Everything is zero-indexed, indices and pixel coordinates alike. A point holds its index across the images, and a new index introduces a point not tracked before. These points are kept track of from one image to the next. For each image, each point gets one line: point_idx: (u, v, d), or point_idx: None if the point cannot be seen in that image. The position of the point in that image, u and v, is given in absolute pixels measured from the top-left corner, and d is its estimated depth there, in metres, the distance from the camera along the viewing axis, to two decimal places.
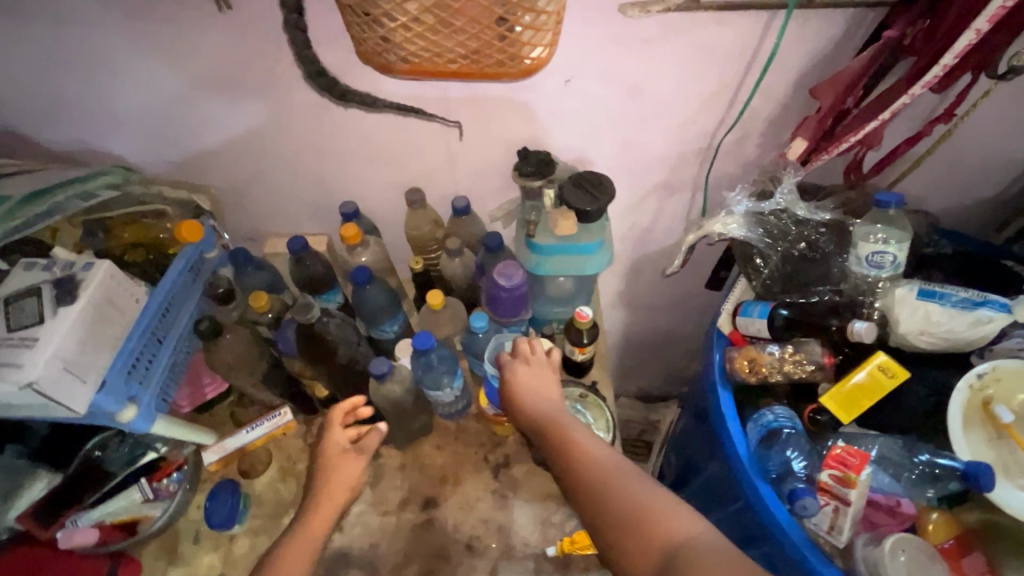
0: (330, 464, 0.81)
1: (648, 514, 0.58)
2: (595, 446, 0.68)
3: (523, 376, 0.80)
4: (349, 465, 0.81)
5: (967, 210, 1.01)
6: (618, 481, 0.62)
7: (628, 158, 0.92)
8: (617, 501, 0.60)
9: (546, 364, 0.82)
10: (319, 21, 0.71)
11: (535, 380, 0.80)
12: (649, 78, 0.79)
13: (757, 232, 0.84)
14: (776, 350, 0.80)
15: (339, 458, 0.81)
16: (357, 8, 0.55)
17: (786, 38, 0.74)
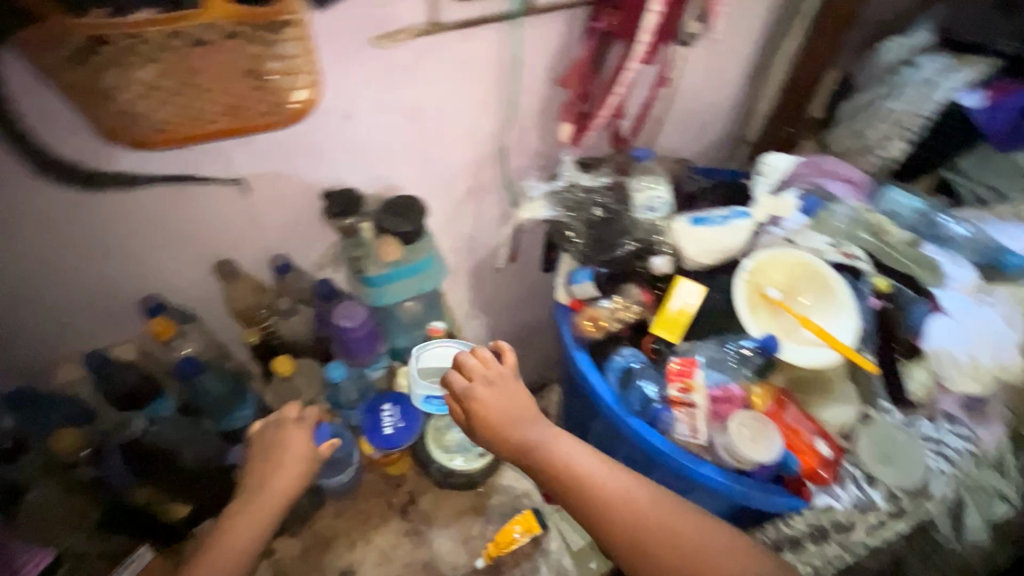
0: (277, 476, 0.77)
1: (670, 525, 0.70)
2: (597, 468, 0.74)
3: (489, 405, 0.78)
4: (294, 483, 0.77)
5: (708, 147, 1.26)
6: (636, 501, 0.71)
7: (431, 176, 0.97)
8: (648, 523, 0.70)
9: (506, 376, 0.80)
10: (38, 111, 0.63)
11: (506, 401, 0.79)
12: (423, 101, 0.85)
13: (560, 209, 0.95)
14: (607, 303, 0.93)
15: (289, 468, 0.78)
16: (84, 87, 0.53)
17: (525, 43, 0.84)
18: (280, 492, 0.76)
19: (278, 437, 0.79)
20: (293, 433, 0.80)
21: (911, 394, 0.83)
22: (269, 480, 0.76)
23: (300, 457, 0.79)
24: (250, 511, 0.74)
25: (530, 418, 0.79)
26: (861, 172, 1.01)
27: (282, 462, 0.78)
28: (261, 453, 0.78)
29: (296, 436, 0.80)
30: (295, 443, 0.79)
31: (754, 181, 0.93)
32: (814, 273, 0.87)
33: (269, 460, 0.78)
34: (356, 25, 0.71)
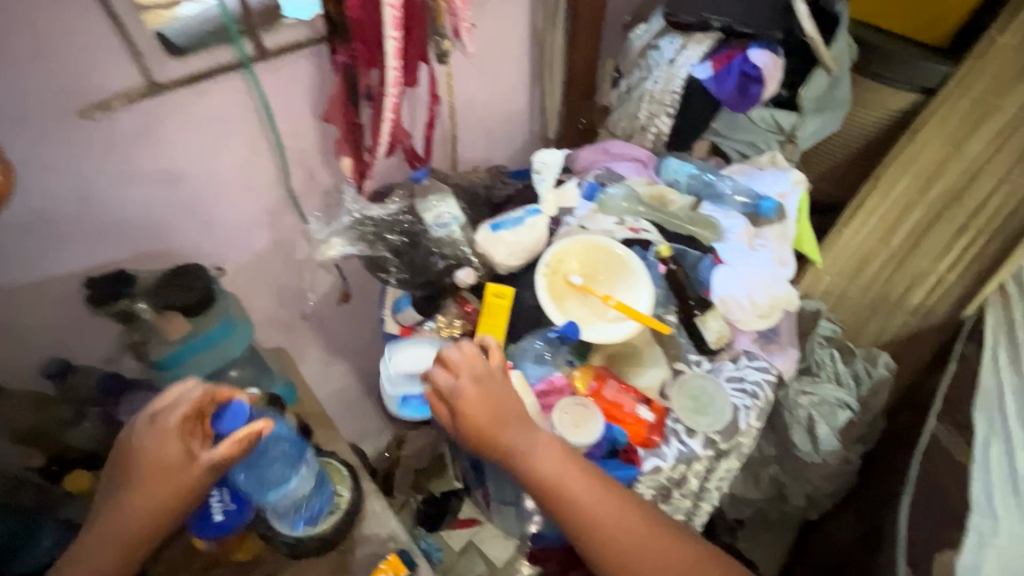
0: (144, 504, 0.67)
1: (630, 528, 0.72)
2: (574, 473, 0.73)
3: (473, 407, 0.75)
4: (170, 508, 0.67)
5: (516, 150, 1.31)
6: (604, 507, 0.73)
7: (219, 235, 0.92)
8: (608, 526, 0.72)
9: (493, 375, 0.78)
10: None
11: (497, 403, 0.76)
12: (175, 163, 0.80)
13: (361, 244, 0.92)
14: (431, 324, 0.93)
15: (160, 492, 0.67)
16: None
17: (269, 86, 0.82)
18: (145, 520, 0.67)
19: (149, 451, 0.67)
20: (170, 448, 0.67)
21: (713, 343, 0.91)
22: (139, 505, 0.67)
23: (174, 470, 0.67)
24: (119, 536, 0.67)
25: (517, 422, 0.76)
26: (646, 151, 1.10)
27: (152, 485, 0.67)
28: (130, 462, 0.67)
29: (171, 450, 0.67)
30: (169, 460, 0.67)
31: (536, 178, 0.96)
32: (608, 252, 0.92)
33: (137, 483, 0.67)
34: (52, 96, 0.66)
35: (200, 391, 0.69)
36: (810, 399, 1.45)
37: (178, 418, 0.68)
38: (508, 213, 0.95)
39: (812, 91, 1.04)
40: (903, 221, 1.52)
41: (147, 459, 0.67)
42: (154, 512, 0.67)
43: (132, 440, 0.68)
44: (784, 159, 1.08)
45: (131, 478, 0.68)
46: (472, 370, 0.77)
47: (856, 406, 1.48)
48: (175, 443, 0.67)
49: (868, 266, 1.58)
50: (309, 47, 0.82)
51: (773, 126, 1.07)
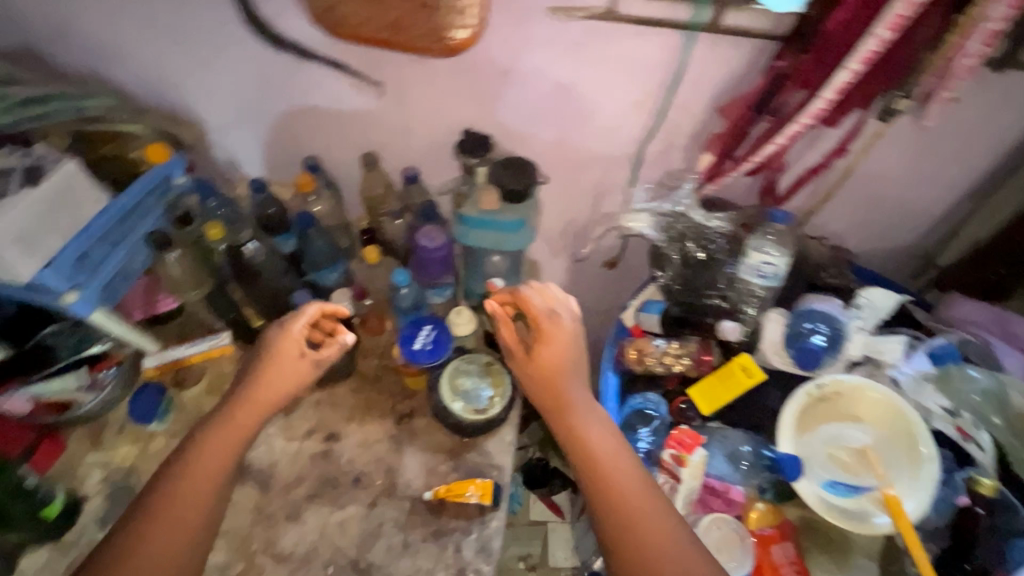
0: (263, 395, 0.80)
1: (647, 522, 0.67)
2: (606, 449, 0.72)
3: (554, 333, 0.75)
4: (254, 411, 0.79)
5: (881, 253, 1.07)
6: (633, 495, 0.69)
7: (562, 153, 1.00)
8: (628, 515, 0.68)
9: (567, 335, 0.75)
10: None
11: (559, 356, 0.75)
12: (575, 80, 0.88)
13: (662, 234, 0.89)
14: (662, 344, 0.88)
15: (281, 376, 0.80)
16: None
17: (697, 58, 0.82)
18: (269, 403, 0.79)
19: (274, 356, 0.81)
20: (289, 362, 0.81)
21: None
22: (258, 397, 0.79)
23: (286, 359, 0.81)
24: (197, 446, 0.76)
25: (576, 380, 0.76)
26: None
27: (275, 378, 0.80)
28: (260, 356, 0.82)
29: (288, 364, 0.81)
30: (294, 367, 0.81)
31: (852, 311, 0.82)
32: (903, 427, 0.73)
33: (263, 371, 0.80)
34: None
35: (310, 312, 0.83)
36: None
37: (297, 334, 0.82)
38: (820, 325, 0.80)
39: None
40: None
41: (273, 359, 0.81)
42: (273, 398, 0.80)
43: (266, 336, 0.82)
44: None
45: (247, 389, 0.80)
46: (552, 297, 0.77)
47: None
48: (296, 358, 0.81)
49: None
50: (759, 40, 0.78)
51: None
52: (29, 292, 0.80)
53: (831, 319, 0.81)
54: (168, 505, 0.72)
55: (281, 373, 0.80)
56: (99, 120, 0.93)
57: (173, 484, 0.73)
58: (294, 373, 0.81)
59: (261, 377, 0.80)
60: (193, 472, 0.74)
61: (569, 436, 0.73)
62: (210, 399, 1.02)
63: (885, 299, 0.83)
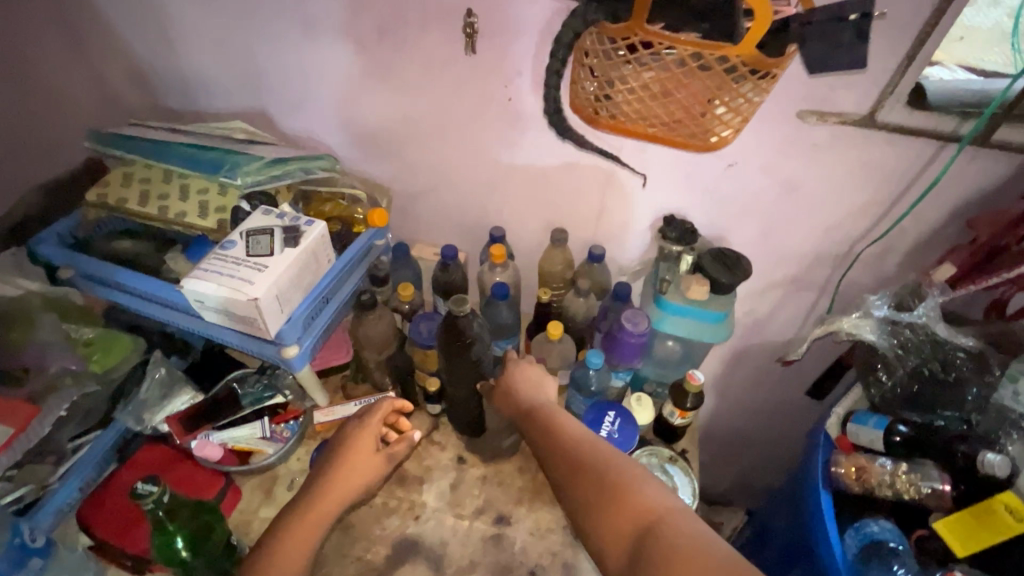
0: (344, 479, 0.80)
1: (627, 490, 0.65)
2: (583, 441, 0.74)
3: (517, 376, 0.87)
4: (339, 491, 0.79)
5: None
6: (605, 471, 0.68)
7: (765, 246, 0.97)
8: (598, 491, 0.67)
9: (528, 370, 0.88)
10: (524, 71, 0.86)
11: (530, 377, 0.87)
12: (806, 180, 0.86)
13: (889, 340, 0.84)
14: (888, 464, 0.80)
15: (362, 469, 0.81)
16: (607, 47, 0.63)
17: (953, 170, 0.79)
18: (348, 482, 0.79)
19: (353, 444, 0.82)
20: (362, 444, 0.82)
21: None
22: (330, 492, 0.78)
23: (363, 451, 0.82)
24: (283, 530, 0.74)
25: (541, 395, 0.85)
26: None
27: (356, 460, 0.81)
28: (336, 442, 0.84)
29: (364, 444, 0.82)
30: (363, 451, 0.82)
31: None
32: None
33: (339, 458, 0.81)
34: (798, 95, 0.76)
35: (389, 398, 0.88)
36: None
37: (369, 420, 0.84)
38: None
39: None
40: None
41: (348, 455, 0.81)
42: (355, 485, 0.80)
43: (344, 429, 0.85)
44: None
45: (324, 481, 0.79)
46: (536, 366, 0.89)
47: None
48: (366, 438, 0.83)
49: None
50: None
51: None
52: (258, 342, 0.82)
53: None
54: (267, 572, 0.70)
55: (359, 459, 0.81)
56: (334, 184, 1.01)
57: (263, 568, 0.70)
58: (363, 473, 0.81)
59: (343, 462, 0.81)
60: (280, 548, 0.72)
61: (548, 433, 0.77)
62: None
63: None
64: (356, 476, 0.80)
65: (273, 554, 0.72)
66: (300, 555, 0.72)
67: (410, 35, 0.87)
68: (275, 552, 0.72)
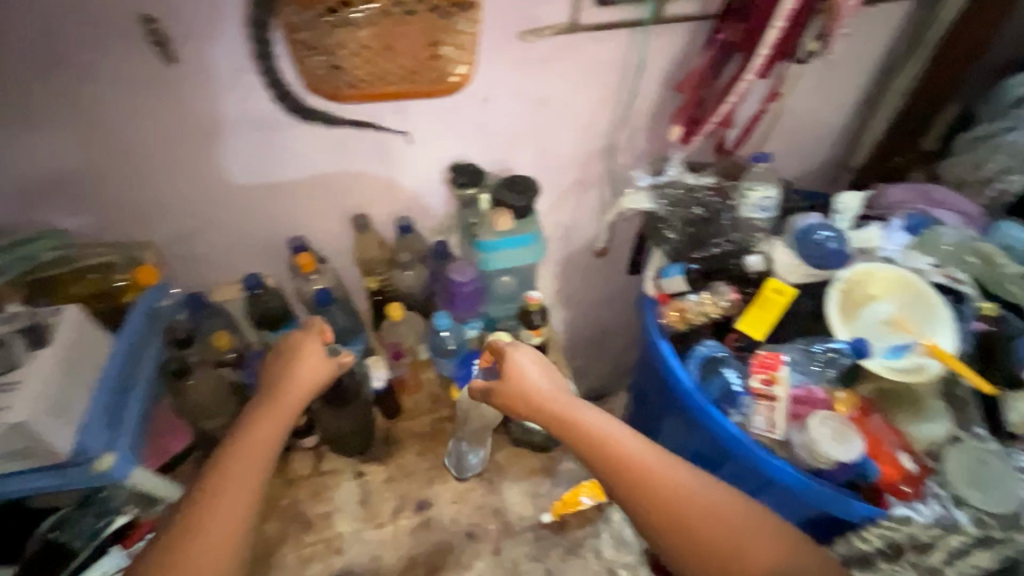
0: (291, 386, 0.78)
1: (741, 546, 0.68)
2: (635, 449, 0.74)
3: (514, 366, 0.83)
4: (287, 405, 0.77)
5: (808, 172, 1.28)
6: (707, 524, 0.69)
7: (544, 162, 1.07)
8: (675, 503, 0.70)
9: (540, 364, 0.85)
10: (244, 66, 0.78)
11: (532, 372, 0.83)
12: (550, 93, 0.96)
13: (661, 202, 1.00)
14: (694, 297, 0.97)
15: (316, 371, 0.80)
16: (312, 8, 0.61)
17: (648, 48, 0.94)
18: (298, 396, 0.78)
19: (303, 354, 0.81)
20: (311, 359, 0.81)
21: (1013, 425, 0.79)
22: (283, 402, 0.77)
23: (318, 368, 0.81)
24: (234, 456, 0.71)
25: (572, 397, 0.81)
26: (975, 206, 1.02)
27: (303, 369, 0.80)
28: (278, 363, 0.81)
29: (315, 360, 0.81)
30: (311, 362, 0.81)
31: (836, 216, 0.95)
32: (916, 294, 0.87)
33: (287, 371, 0.80)
34: (511, 19, 0.83)
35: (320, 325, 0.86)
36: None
37: (310, 343, 0.83)
38: (833, 232, 0.93)
39: None
40: None
41: (293, 369, 0.80)
42: (307, 391, 0.79)
43: (287, 341, 0.83)
44: None
45: (272, 394, 0.78)
46: (525, 347, 0.87)
47: None
48: (314, 354, 0.82)
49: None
50: (695, 21, 0.91)
51: None
52: (56, 471, 0.68)
53: (821, 229, 0.93)
54: (216, 502, 0.67)
55: (307, 364, 0.80)
56: (74, 261, 0.86)
57: (200, 510, 0.67)
58: (316, 376, 0.80)
59: (293, 366, 0.80)
60: (224, 485, 0.68)
61: (582, 437, 0.76)
62: (272, 525, 0.92)
63: (858, 200, 0.95)
64: (305, 390, 0.79)
65: (220, 483, 0.69)
66: (248, 483, 0.70)
67: (86, 61, 0.73)
68: (222, 485, 0.68)
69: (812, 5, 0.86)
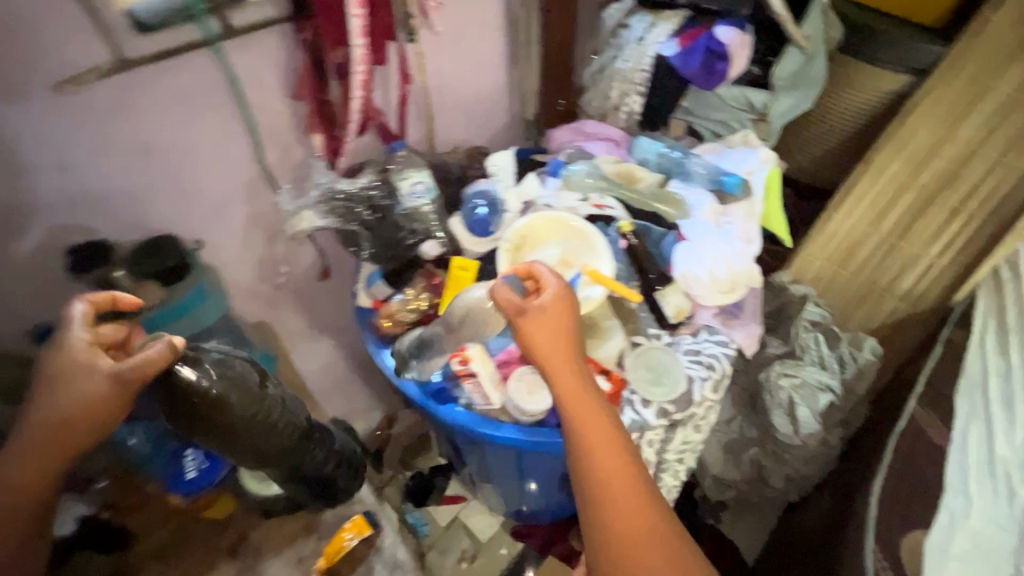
0: (68, 414, 0.68)
1: None
2: (606, 441, 0.71)
3: (542, 312, 0.76)
4: (71, 428, 0.68)
5: (496, 133, 1.32)
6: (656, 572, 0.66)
7: (194, 208, 0.95)
8: (619, 490, 0.69)
9: (571, 307, 0.78)
10: None
11: (550, 335, 0.75)
12: (150, 136, 0.84)
13: (329, 216, 0.95)
14: (401, 296, 0.96)
15: (88, 390, 0.68)
16: None
17: (239, 64, 0.85)
18: (69, 432, 0.68)
19: (76, 373, 0.68)
20: (85, 386, 0.67)
21: (670, 316, 0.92)
22: (57, 423, 0.68)
23: (75, 382, 0.68)
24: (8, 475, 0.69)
25: (576, 380, 0.74)
26: (619, 130, 1.12)
27: (79, 395, 0.67)
28: (50, 384, 0.68)
29: (94, 387, 0.67)
30: (87, 388, 0.67)
31: (494, 178, 1.00)
32: (573, 229, 0.94)
33: (61, 391, 0.67)
34: (28, 68, 0.70)
35: (83, 306, 0.70)
36: (791, 380, 1.37)
37: (80, 349, 0.69)
38: (478, 202, 0.96)
39: (783, 70, 1.04)
40: (890, 210, 1.31)
41: (70, 390, 0.68)
42: (88, 416, 0.68)
43: (58, 351, 0.68)
44: (754, 137, 1.08)
45: (49, 394, 0.68)
46: (568, 298, 0.78)
47: (839, 390, 1.39)
48: (93, 374, 0.67)
49: (857, 254, 1.39)
50: (277, 25, 0.85)
51: (745, 104, 1.07)
52: None
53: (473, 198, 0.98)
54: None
55: (81, 386, 0.68)
56: None
57: None
58: (92, 388, 0.68)
59: (60, 381, 0.68)
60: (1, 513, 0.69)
61: (579, 425, 0.71)
62: None
63: (507, 158, 1.01)
64: (86, 414, 0.68)
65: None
66: (27, 502, 0.70)
67: None
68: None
69: None
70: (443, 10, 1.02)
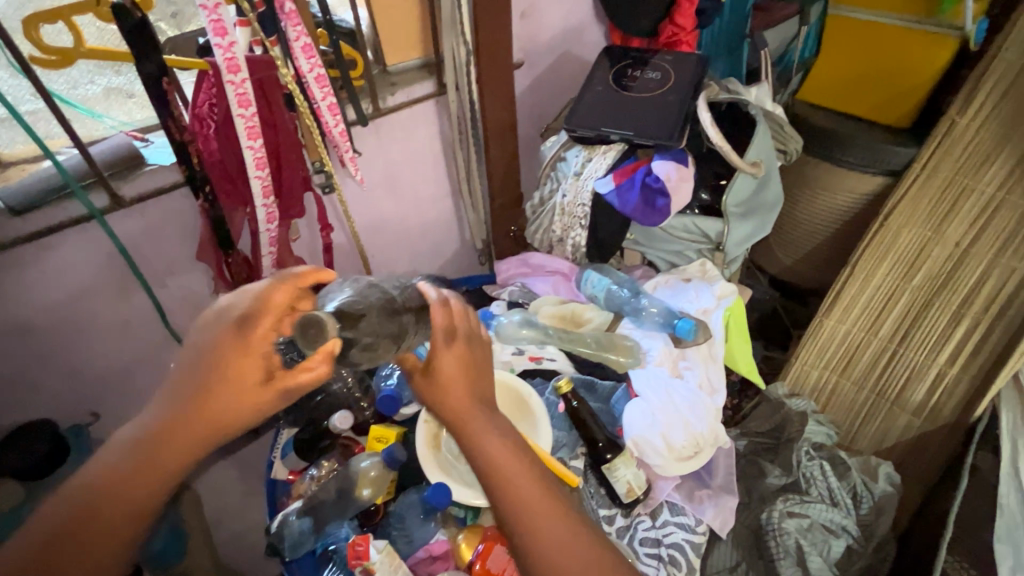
0: (204, 427, 0.52)
1: None
2: (567, 540, 0.53)
3: (437, 384, 0.57)
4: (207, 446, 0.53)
5: (447, 260, 1.25)
6: None
7: (87, 378, 0.86)
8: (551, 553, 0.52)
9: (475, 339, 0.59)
10: None
11: (454, 375, 0.57)
12: (30, 312, 0.77)
13: None
14: (313, 471, 0.81)
15: (251, 398, 0.52)
16: None
17: (131, 233, 0.79)
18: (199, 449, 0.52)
19: (245, 362, 0.52)
20: (257, 392, 0.52)
21: (623, 496, 0.76)
22: (193, 427, 0.52)
23: (249, 379, 0.52)
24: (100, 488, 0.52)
25: (495, 426, 0.57)
26: (568, 262, 1.03)
27: (241, 398, 0.52)
28: (206, 374, 0.52)
29: (258, 396, 0.52)
30: (257, 395, 0.52)
31: None
32: (508, 389, 0.81)
33: (212, 394, 0.52)
34: None
35: (282, 285, 0.54)
36: (798, 522, 1.00)
37: (259, 329, 0.52)
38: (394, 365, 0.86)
39: (736, 195, 0.95)
40: (886, 311, 1.14)
41: (231, 381, 0.52)
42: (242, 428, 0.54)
43: (216, 330, 0.53)
44: (711, 268, 0.99)
45: (201, 381, 0.52)
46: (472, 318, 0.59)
47: (856, 531, 1.05)
48: (269, 380, 0.52)
49: (859, 360, 1.19)
50: (176, 191, 0.79)
51: (698, 234, 0.98)
52: None
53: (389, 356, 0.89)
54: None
55: (242, 388, 0.52)
56: None
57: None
58: (248, 401, 0.52)
59: (221, 374, 0.52)
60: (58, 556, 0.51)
61: (507, 488, 0.54)
62: None
63: None
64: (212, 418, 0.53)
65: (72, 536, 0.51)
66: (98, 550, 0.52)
67: None
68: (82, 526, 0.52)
69: (285, 145, 0.81)
70: (369, 156, 0.99)
